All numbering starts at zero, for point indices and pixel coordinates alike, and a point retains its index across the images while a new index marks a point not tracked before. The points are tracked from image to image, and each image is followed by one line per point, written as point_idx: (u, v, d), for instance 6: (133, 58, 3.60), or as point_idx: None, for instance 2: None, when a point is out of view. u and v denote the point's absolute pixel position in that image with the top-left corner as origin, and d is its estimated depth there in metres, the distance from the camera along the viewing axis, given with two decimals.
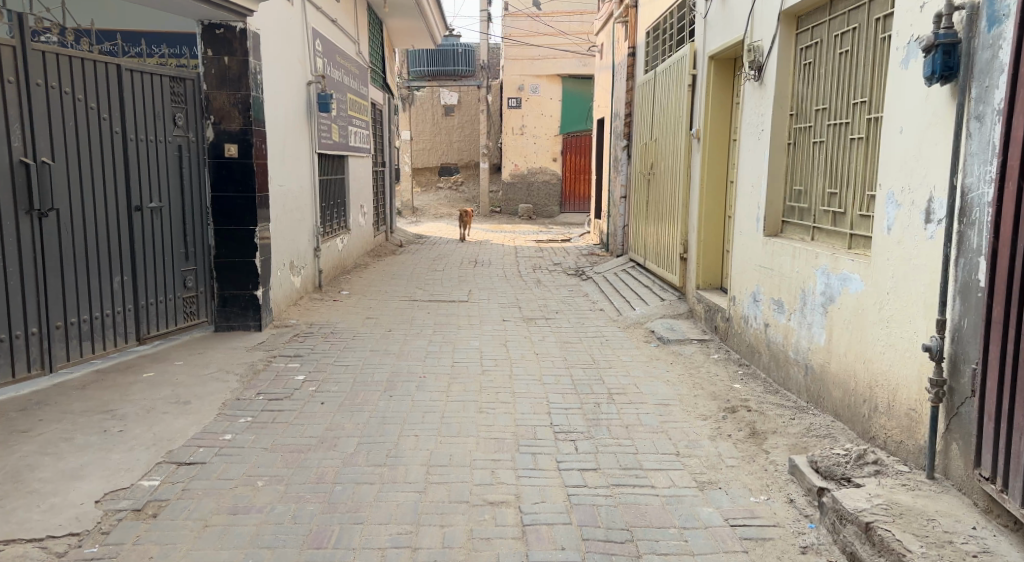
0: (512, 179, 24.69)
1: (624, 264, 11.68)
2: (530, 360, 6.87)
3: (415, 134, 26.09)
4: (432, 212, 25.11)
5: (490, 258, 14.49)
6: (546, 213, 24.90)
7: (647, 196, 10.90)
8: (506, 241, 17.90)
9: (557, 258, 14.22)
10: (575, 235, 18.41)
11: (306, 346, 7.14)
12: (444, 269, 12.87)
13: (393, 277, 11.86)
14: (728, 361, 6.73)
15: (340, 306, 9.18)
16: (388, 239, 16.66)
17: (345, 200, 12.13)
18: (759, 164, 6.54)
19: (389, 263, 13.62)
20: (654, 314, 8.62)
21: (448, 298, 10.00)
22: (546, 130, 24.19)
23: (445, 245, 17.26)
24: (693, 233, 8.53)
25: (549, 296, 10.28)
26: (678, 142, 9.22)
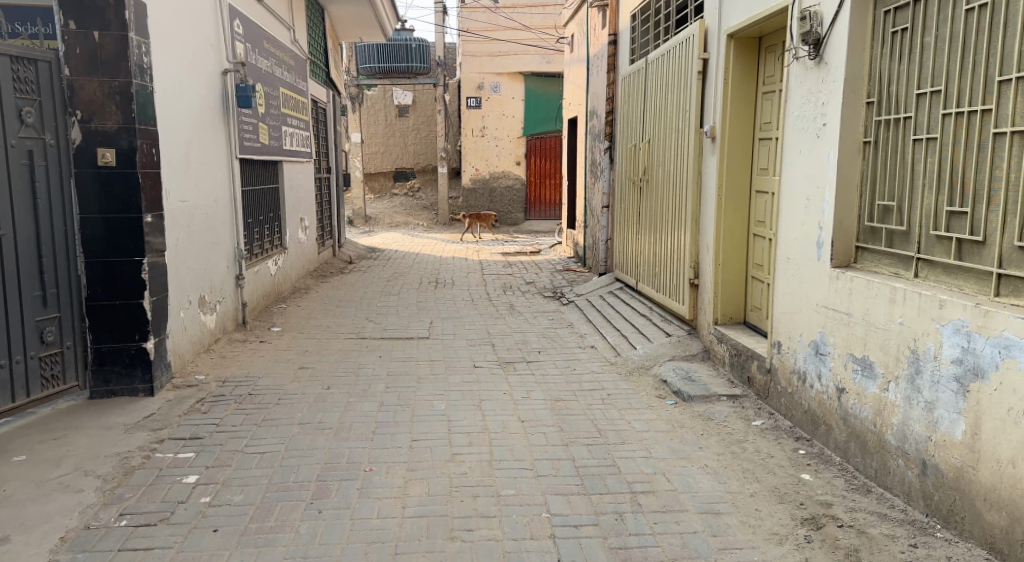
0: (473, 184, 22.96)
1: (611, 287, 9.99)
2: (514, 433, 5.16)
3: (366, 136, 24.28)
4: (387, 220, 23.31)
5: (453, 276, 12.75)
6: (509, 220, 23.22)
7: (638, 206, 9.18)
8: (470, 254, 16.17)
9: (529, 276, 12.51)
10: (545, 247, 16.77)
11: (209, 420, 5.31)
12: (399, 292, 11.11)
13: (339, 304, 10.07)
14: (779, 433, 5.04)
15: (270, 350, 7.35)
16: (337, 255, 14.82)
17: (280, 214, 10.28)
18: (817, 171, 4.85)
19: (335, 284, 11.81)
20: (662, 356, 6.91)
21: (404, 334, 8.24)
22: (509, 131, 22.57)
23: (401, 259, 15.48)
24: (708, 256, 6.83)
25: (525, 328, 8.57)
26: (681, 142, 7.50)
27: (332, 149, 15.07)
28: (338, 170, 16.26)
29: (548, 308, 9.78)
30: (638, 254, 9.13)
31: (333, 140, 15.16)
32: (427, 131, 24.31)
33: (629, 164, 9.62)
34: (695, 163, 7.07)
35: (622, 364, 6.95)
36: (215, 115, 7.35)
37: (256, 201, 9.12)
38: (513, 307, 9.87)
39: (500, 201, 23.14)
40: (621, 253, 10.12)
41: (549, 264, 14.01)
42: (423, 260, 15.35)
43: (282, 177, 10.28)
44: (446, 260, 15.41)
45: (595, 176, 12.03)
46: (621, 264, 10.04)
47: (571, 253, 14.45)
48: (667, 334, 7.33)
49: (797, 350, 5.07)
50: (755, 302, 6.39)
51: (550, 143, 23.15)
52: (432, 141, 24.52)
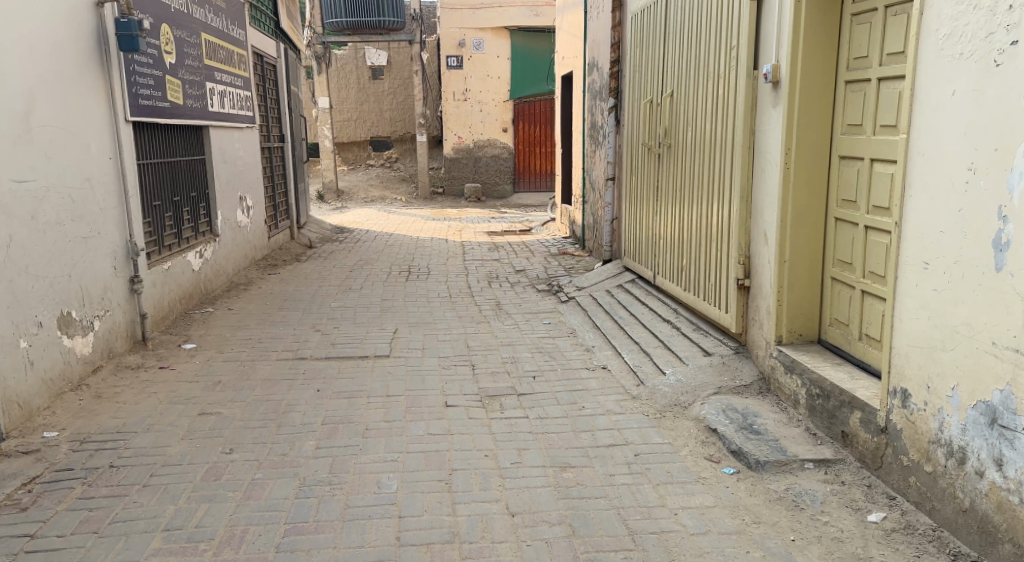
0: (455, 153, 21.02)
1: (621, 280, 8.10)
2: (494, 541, 3.34)
3: (337, 102, 22.35)
4: (361, 197, 21.48)
5: (429, 263, 10.89)
6: (496, 192, 21.31)
7: (655, 180, 7.23)
8: (452, 235, 14.27)
9: (519, 263, 10.65)
10: (537, 224, 14.88)
11: (18, 530, 3.46)
12: (362, 285, 9.26)
13: (284, 304, 8.21)
14: (920, 544, 3.16)
15: (166, 386, 5.49)
16: (296, 238, 12.94)
17: (201, 193, 8.38)
18: (998, 123, 2.91)
19: (288, 276, 9.95)
20: (706, 387, 4.99)
21: (356, 350, 6.39)
22: (493, 94, 20.55)
23: (373, 242, 13.58)
24: (766, 249, 4.90)
25: (511, 338, 6.74)
26: (720, 94, 5.54)
27: (290, 112, 13.29)
28: (298, 139, 14.31)
29: (544, 307, 7.90)
30: (655, 240, 7.19)
31: (289, 104, 13.29)
32: (403, 96, 22.40)
33: (642, 127, 7.65)
34: (743, 120, 5.11)
35: (647, 396, 5.04)
36: (70, 58, 5.37)
37: (165, 177, 7.35)
38: (498, 306, 8.02)
39: (486, 172, 21.23)
40: (632, 238, 8.17)
41: (543, 246, 12.12)
42: (398, 242, 13.48)
43: (210, 145, 8.59)
44: (423, 241, 13.54)
45: (598, 141, 10.06)
46: (632, 251, 8.10)
47: (568, 232, 12.57)
48: (706, 353, 5.41)
49: (949, 414, 3.16)
50: (840, 317, 4.49)
51: (538, 106, 21.16)
52: (408, 107, 22.61)
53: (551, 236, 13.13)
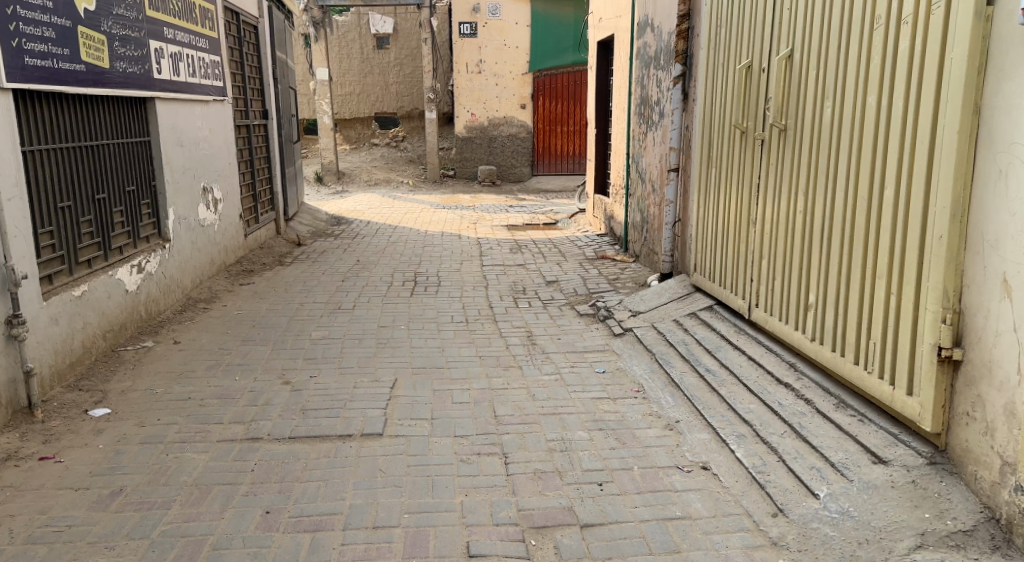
0: (467, 132, 19.39)
1: (692, 306, 6.16)
2: None
3: (338, 74, 20.53)
4: (364, 180, 19.65)
5: (439, 268, 9.02)
6: (513, 174, 19.65)
7: (749, 174, 5.29)
8: (468, 227, 12.42)
9: (548, 270, 8.77)
10: (563, 215, 12.95)
11: None
12: (357, 300, 7.41)
13: (254, 331, 6.35)
14: None
15: (38, 498, 3.59)
16: (282, 233, 11.08)
17: (143, 187, 6.48)
18: None
19: (266, 285, 8.09)
20: (901, 534, 3.06)
21: (337, 420, 4.49)
22: (511, 66, 18.89)
23: (374, 236, 11.71)
24: (1009, 307, 2.98)
25: (554, 400, 4.82)
26: (896, 54, 3.60)
27: (276, 84, 11.37)
28: (287, 115, 12.42)
29: (595, 345, 5.97)
30: (750, 258, 5.26)
31: (276, 74, 11.38)
32: (410, 67, 20.51)
33: (727, 101, 5.70)
34: (958, 95, 3.16)
35: (799, 547, 3.14)
36: None
37: (78, 169, 5.41)
38: (530, 340, 6.13)
39: (502, 154, 19.56)
40: (704, 247, 6.23)
41: (574, 246, 10.22)
42: (403, 237, 11.60)
43: (155, 124, 6.65)
44: (433, 236, 11.66)
45: (652, 123, 8.08)
46: (707, 265, 6.17)
47: (603, 228, 10.65)
48: (879, 459, 3.43)
49: None
50: None
51: (560, 81, 19.40)
52: (416, 80, 20.72)
53: (582, 232, 11.21)
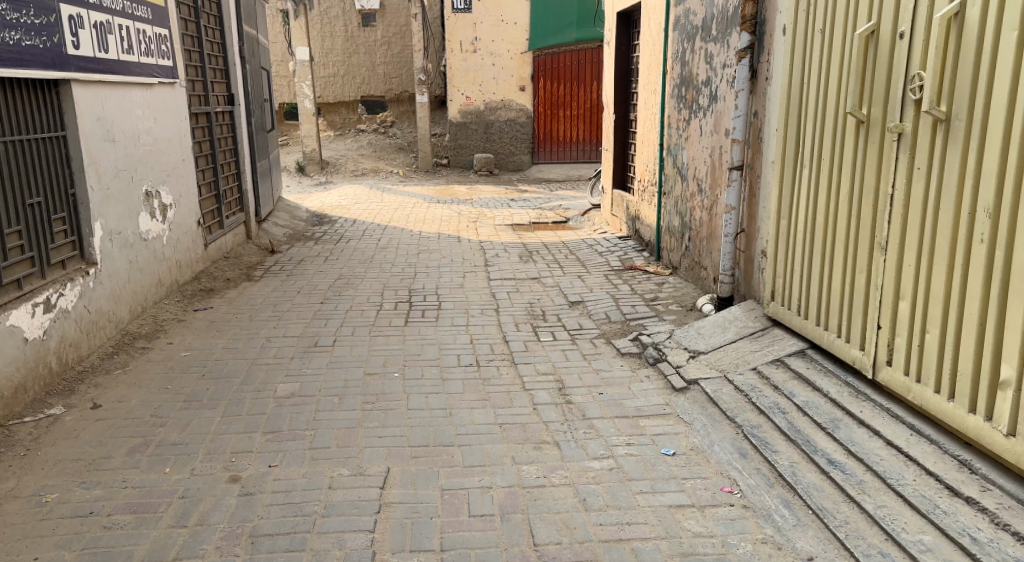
0: (461, 117, 18.36)
1: (774, 350, 4.72)
2: None
3: (320, 53, 19.34)
4: (350, 171, 18.20)
5: (438, 284, 7.61)
6: (512, 163, 18.68)
7: (870, 183, 3.92)
8: (471, 227, 11.22)
9: (568, 286, 7.37)
10: (575, 212, 11.67)
11: None
12: (339, 333, 6.00)
13: (202, 383, 4.90)
14: None
15: None
16: (253, 238, 9.59)
17: (56, 199, 4.99)
18: None
19: (228, 309, 6.64)
20: None
21: (300, 559, 3.05)
22: (510, 45, 17.85)
23: (362, 239, 10.36)
24: None
25: (615, 511, 3.33)
26: None
27: (245, 65, 9.87)
28: (260, 102, 10.94)
29: (651, 406, 4.47)
30: (873, 296, 3.87)
31: (245, 53, 9.90)
32: (399, 47, 19.28)
33: (825, 83, 4.34)
34: None
35: None
36: None
37: None
38: (563, 395, 4.70)
39: (499, 141, 18.55)
40: (789, 272, 4.82)
41: (593, 252, 8.80)
42: (395, 240, 10.28)
43: (71, 115, 5.12)
44: (428, 239, 10.25)
45: (700, 108, 6.62)
46: (794, 296, 4.74)
47: (626, 230, 9.46)
48: None
49: None
50: None
51: (563, 60, 18.17)
52: (405, 60, 19.45)
53: (601, 236, 9.77)
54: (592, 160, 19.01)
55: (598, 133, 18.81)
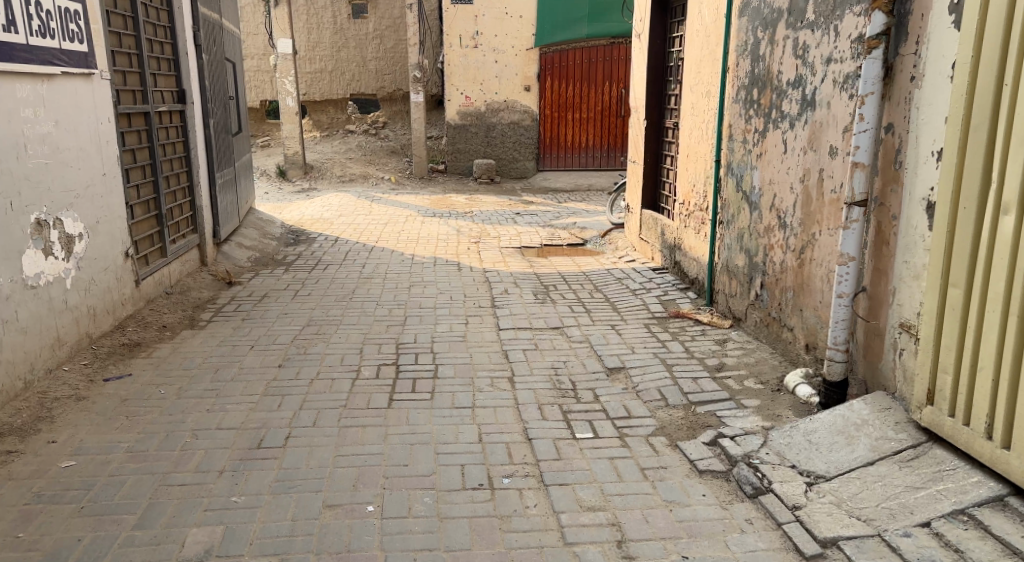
0: (461, 119, 16.72)
1: (943, 490, 3.14)
2: None
3: (306, 47, 17.84)
4: (336, 176, 16.56)
5: (434, 337, 5.98)
6: (515, 170, 17.13)
7: None
8: (473, 250, 9.66)
9: (599, 341, 5.74)
10: (594, 232, 10.12)
11: None
12: (295, 423, 4.37)
13: (76, 528, 3.33)
14: None
15: None
16: (208, 264, 8.06)
17: None
18: None
19: (151, 379, 5.03)
20: None
21: None
22: (515, 40, 16.32)
23: (345, 264, 8.76)
24: None
25: None
26: None
27: (202, 55, 8.23)
28: (225, 100, 9.30)
29: None
30: None
31: (202, 40, 8.31)
32: (393, 40, 17.85)
33: None
34: None
35: None
36: None
37: None
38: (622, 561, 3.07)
39: (501, 146, 16.98)
40: (962, 366, 3.23)
41: (623, 290, 7.18)
42: (382, 266, 8.70)
43: None
44: (422, 267, 8.65)
45: (783, 116, 5.00)
46: (981, 407, 3.14)
47: (660, 260, 7.92)
48: None
49: None
50: None
51: (573, 58, 16.65)
52: (399, 55, 17.98)
53: (629, 267, 8.14)
54: (601, 168, 17.37)
55: (609, 138, 17.20)
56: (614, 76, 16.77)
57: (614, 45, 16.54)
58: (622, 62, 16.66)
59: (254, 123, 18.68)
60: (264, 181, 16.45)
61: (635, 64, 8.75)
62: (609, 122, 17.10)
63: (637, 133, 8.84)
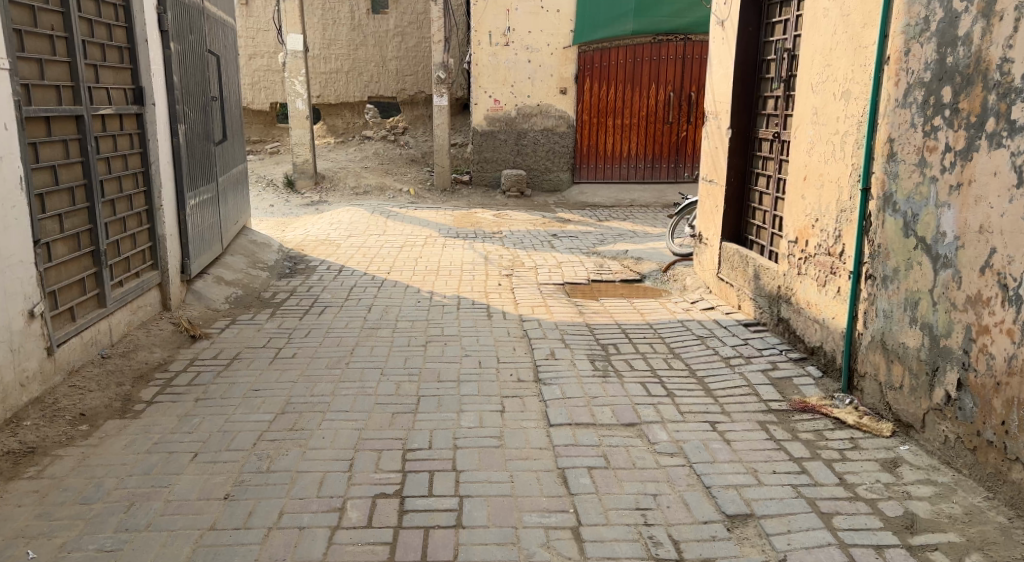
0: (489, 125, 14.95)
1: None
2: None
3: (320, 45, 16.11)
4: (349, 188, 14.84)
5: (456, 440, 4.20)
6: (549, 182, 15.36)
7: None
8: (505, 286, 7.88)
9: (699, 453, 3.93)
10: (651, 265, 8.30)
11: None
12: None
13: None
14: None
15: None
16: (171, 309, 6.32)
17: None
18: None
19: (24, 526, 3.30)
20: None
21: None
22: (550, 38, 14.57)
23: (346, 306, 7.02)
24: None
25: None
26: None
27: (173, 43, 6.49)
28: (205, 100, 7.56)
29: None
30: None
31: (173, 23, 6.55)
32: (415, 38, 16.21)
33: None
34: None
35: None
36: None
37: None
38: None
39: (533, 155, 15.21)
40: None
41: (712, 359, 5.35)
42: (394, 309, 6.96)
43: None
44: (443, 312, 6.91)
45: (1019, 128, 3.23)
46: None
47: (753, 311, 6.11)
48: None
49: None
50: None
51: (614, 58, 14.83)
52: (423, 55, 16.34)
53: (709, 319, 6.33)
54: (644, 180, 15.50)
55: (654, 147, 15.38)
56: (660, 78, 15.01)
57: (660, 43, 14.81)
58: (670, 61, 14.93)
59: (262, 127, 16.98)
60: (270, 192, 14.74)
61: (715, 59, 6.97)
62: (655, 129, 15.30)
63: (715, 145, 7.06)
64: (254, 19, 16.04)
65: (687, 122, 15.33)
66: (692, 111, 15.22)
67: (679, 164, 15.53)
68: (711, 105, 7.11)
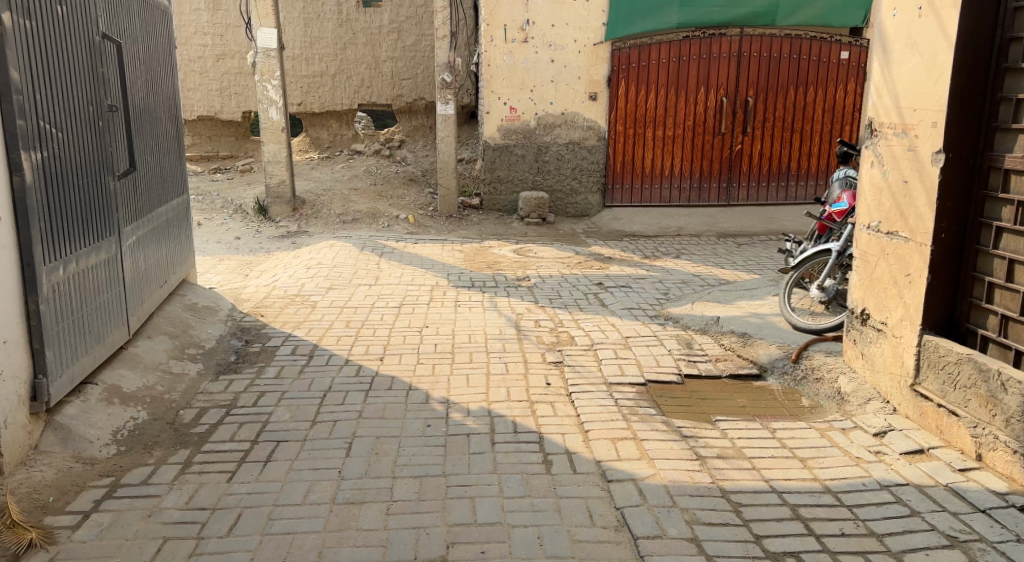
0: (505, 138, 12.27)
1: None
2: None
3: (301, 44, 13.46)
4: (335, 214, 12.14)
5: None
6: (575, 206, 12.70)
7: None
8: (557, 389, 5.22)
9: None
10: (769, 350, 5.63)
11: None
12: None
13: None
14: None
15: None
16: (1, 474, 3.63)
17: None
18: None
19: None
20: None
21: None
22: (579, 33, 11.94)
23: (310, 441, 4.34)
24: None
25: None
26: None
27: (11, 13, 3.82)
28: (98, 110, 4.89)
29: None
30: None
31: None
32: (414, 35, 13.58)
33: None
34: None
35: None
36: None
37: None
38: None
39: (557, 174, 12.54)
40: None
41: None
42: (390, 446, 4.29)
43: None
44: (473, 453, 4.22)
45: None
46: None
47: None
48: None
49: None
50: None
51: (655, 55, 12.18)
52: (424, 54, 13.68)
53: (933, 482, 3.72)
54: (689, 203, 12.82)
55: (702, 163, 12.71)
56: (710, 80, 12.35)
57: (712, 38, 12.19)
58: (723, 60, 12.29)
59: (233, 140, 14.31)
60: (237, 220, 12.03)
61: (900, 44, 4.57)
62: (703, 142, 12.63)
63: (896, 174, 4.61)
64: (222, 13, 13.38)
65: (742, 132, 12.66)
66: (749, 120, 12.57)
67: (731, 184, 12.86)
68: (893, 116, 4.63)
